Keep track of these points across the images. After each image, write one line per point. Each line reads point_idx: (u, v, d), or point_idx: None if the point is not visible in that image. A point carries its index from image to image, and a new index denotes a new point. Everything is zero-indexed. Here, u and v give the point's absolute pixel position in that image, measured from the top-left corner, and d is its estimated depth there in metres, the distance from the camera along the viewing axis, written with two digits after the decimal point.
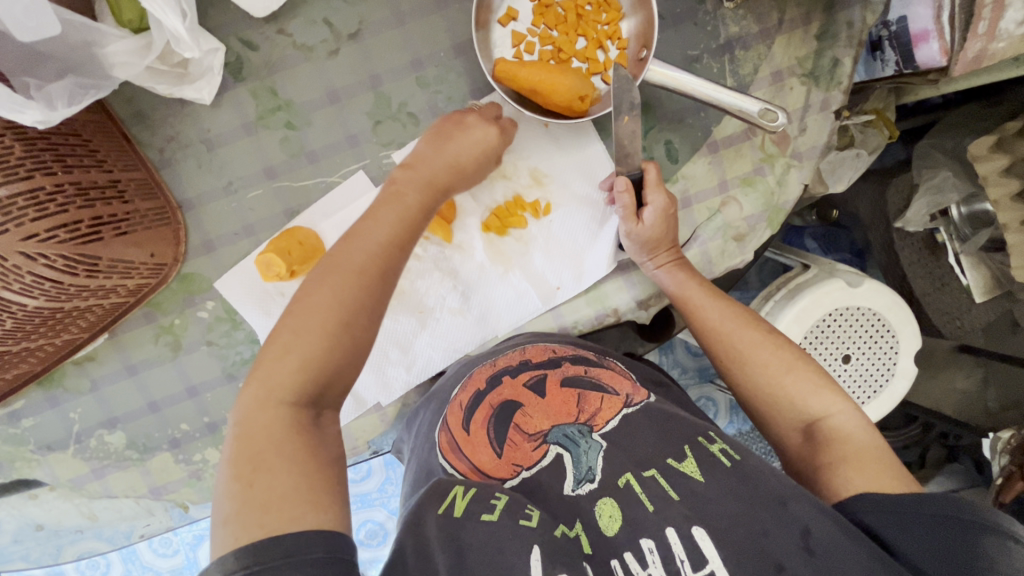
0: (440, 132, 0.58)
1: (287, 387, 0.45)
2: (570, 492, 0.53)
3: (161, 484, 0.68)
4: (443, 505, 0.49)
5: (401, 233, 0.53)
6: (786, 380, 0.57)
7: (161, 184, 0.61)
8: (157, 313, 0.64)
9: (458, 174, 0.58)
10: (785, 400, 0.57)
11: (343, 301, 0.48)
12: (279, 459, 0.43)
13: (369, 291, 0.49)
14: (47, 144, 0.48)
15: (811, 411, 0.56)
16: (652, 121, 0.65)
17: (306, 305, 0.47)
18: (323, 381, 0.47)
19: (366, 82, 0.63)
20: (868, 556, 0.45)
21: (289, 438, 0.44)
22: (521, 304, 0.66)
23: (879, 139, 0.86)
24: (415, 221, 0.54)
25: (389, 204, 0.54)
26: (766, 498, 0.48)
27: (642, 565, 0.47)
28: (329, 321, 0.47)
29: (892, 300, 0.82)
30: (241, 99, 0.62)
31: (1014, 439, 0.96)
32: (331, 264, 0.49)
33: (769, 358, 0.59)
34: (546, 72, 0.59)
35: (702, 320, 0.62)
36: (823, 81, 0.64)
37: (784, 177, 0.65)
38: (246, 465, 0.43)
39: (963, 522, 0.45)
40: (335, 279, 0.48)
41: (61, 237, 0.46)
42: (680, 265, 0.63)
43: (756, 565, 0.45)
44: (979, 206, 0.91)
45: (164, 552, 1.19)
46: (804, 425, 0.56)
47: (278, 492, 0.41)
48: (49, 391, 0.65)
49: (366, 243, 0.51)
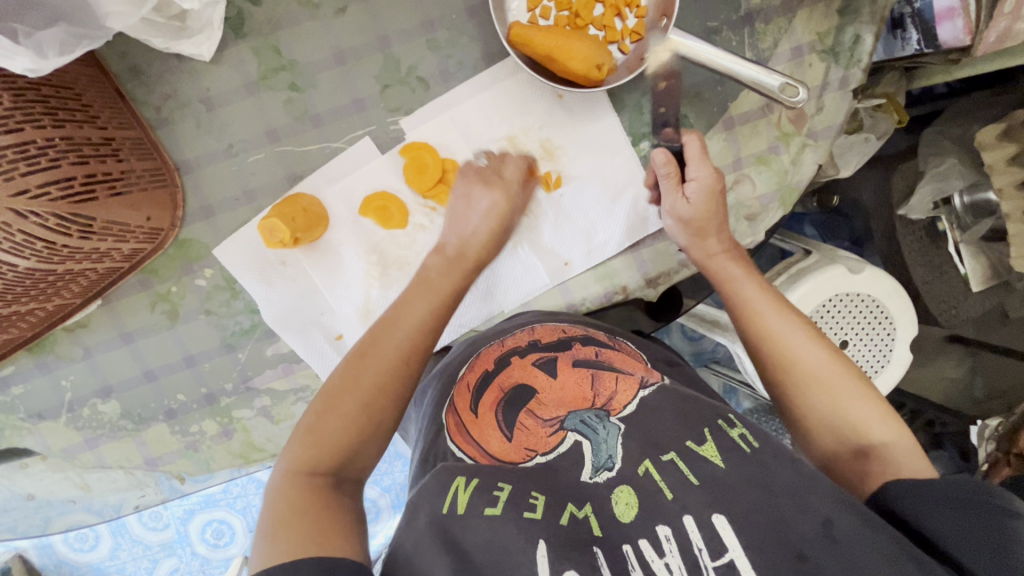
0: (449, 214, 0.62)
1: (312, 460, 0.48)
2: (588, 480, 0.52)
3: (156, 456, 0.67)
4: (446, 503, 0.48)
5: (432, 314, 0.57)
6: (844, 394, 0.54)
7: (157, 145, 0.58)
8: (152, 280, 0.62)
9: (477, 245, 0.60)
10: (839, 412, 0.53)
11: (367, 422, 0.50)
12: (299, 517, 0.43)
13: (392, 376, 0.52)
14: (36, 95, 0.45)
15: (862, 431, 0.53)
16: (668, 94, 0.63)
17: (326, 421, 0.49)
18: (344, 458, 0.49)
19: (375, 44, 0.60)
20: (891, 545, 0.43)
21: (310, 500, 0.45)
22: (528, 279, 0.65)
23: (888, 124, 0.85)
24: (441, 299, 0.57)
25: (417, 292, 0.57)
26: (787, 487, 0.47)
27: (659, 553, 0.46)
28: (351, 400, 0.50)
29: (894, 288, 0.82)
30: (243, 57, 0.59)
31: (1001, 426, 0.98)
32: (349, 394, 0.50)
33: (828, 367, 0.55)
34: (563, 38, 0.57)
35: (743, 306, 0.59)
36: (843, 57, 0.62)
37: (799, 156, 0.64)
38: (275, 522, 0.44)
39: (983, 505, 0.44)
40: (369, 362, 0.52)
41: (53, 194, 0.43)
42: (735, 259, 0.62)
43: (776, 554, 0.44)
44: (982, 196, 0.92)
45: (154, 526, 1.18)
46: (850, 438, 0.53)
47: (294, 541, 0.42)
48: (39, 357, 0.63)
49: (396, 335, 0.54)
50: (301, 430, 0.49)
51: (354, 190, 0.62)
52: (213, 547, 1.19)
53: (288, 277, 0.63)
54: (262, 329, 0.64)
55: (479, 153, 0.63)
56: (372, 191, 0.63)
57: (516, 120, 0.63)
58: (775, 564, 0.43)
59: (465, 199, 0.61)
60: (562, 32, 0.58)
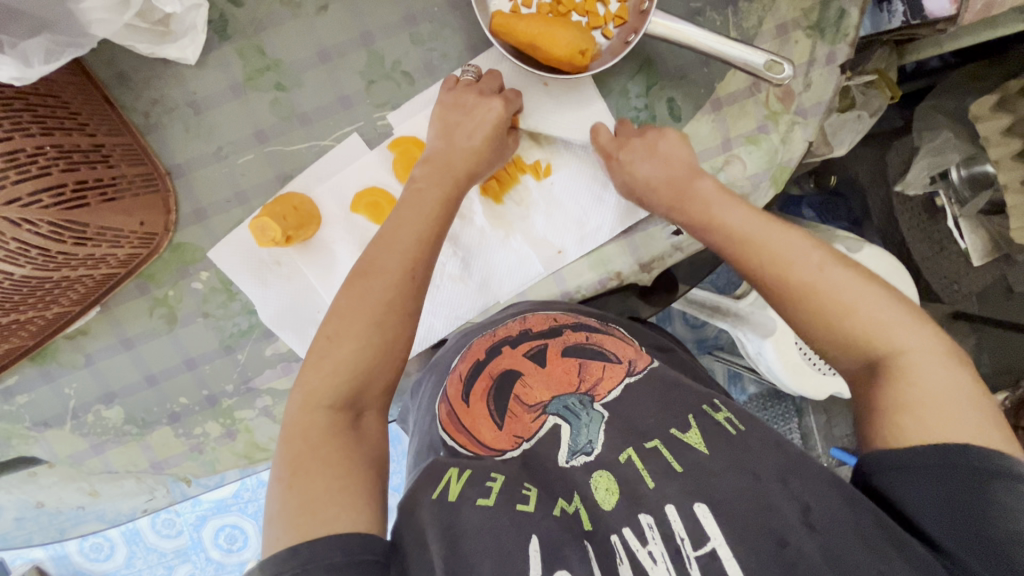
0: (443, 122, 0.59)
1: (327, 394, 0.48)
2: (564, 464, 0.53)
3: (162, 459, 0.67)
4: (438, 489, 0.48)
5: (429, 229, 0.55)
6: (845, 310, 0.48)
7: (149, 151, 0.59)
8: (149, 285, 0.62)
9: (474, 159, 0.59)
10: (843, 331, 0.48)
11: (378, 348, 0.49)
12: (318, 459, 0.45)
13: (400, 294, 0.51)
14: (24, 103, 0.45)
15: (874, 348, 0.47)
16: (654, 78, 0.63)
17: (337, 346, 0.49)
18: (360, 387, 0.49)
19: (358, 40, 0.60)
20: (872, 526, 0.42)
21: (327, 438, 0.46)
22: (523, 269, 0.65)
23: (881, 101, 0.85)
24: (440, 209, 0.56)
25: (409, 206, 0.55)
26: (773, 469, 0.48)
27: (642, 541, 0.46)
28: (362, 322, 0.49)
29: (893, 265, 0.81)
30: (228, 59, 0.59)
31: (1008, 401, 0.96)
32: (357, 318, 0.49)
33: (826, 277, 0.50)
34: (548, 25, 0.57)
35: (725, 228, 0.55)
36: (830, 32, 0.62)
37: (788, 134, 0.63)
38: (293, 467, 0.45)
39: (971, 474, 0.41)
40: (363, 283, 0.51)
41: (45, 202, 0.44)
42: (715, 186, 0.58)
43: (759, 541, 0.44)
44: (979, 168, 0.90)
45: (168, 533, 1.19)
46: (869, 362, 0.48)
47: (313, 494, 0.43)
48: (43, 366, 0.63)
49: (396, 248, 0.53)
50: (309, 364, 0.49)
51: (344, 186, 0.63)
52: (227, 552, 1.20)
53: (283, 277, 0.64)
54: (260, 329, 0.64)
55: (464, 69, 0.61)
56: (363, 187, 0.63)
57: None
58: (762, 551, 0.43)
59: (457, 110, 0.59)
60: (545, 20, 0.57)
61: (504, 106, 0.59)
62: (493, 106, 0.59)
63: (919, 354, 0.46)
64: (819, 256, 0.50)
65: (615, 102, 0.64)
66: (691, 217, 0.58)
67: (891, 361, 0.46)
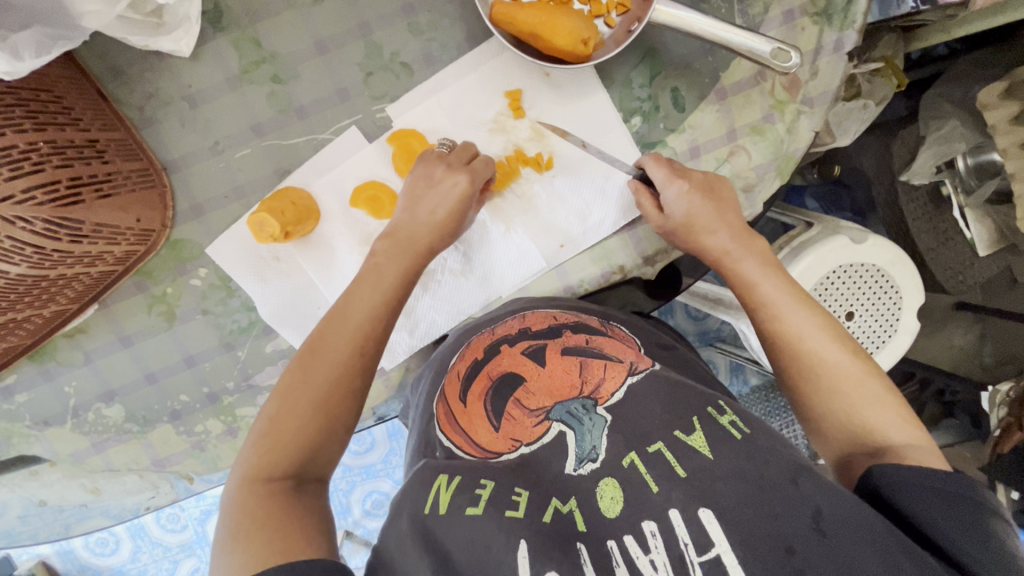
0: (409, 191, 0.59)
1: (266, 465, 0.48)
2: (571, 473, 0.52)
3: (164, 456, 0.67)
4: (428, 501, 0.49)
5: (380, 310, 0.55)
6: (865, 400, 0.51)
7: (144, 147, 0.58)
8: (147, 282, 0.62)
9: (433, 229, 0.58)
10: (855, 415, 0.51)
11: (320, 424, 0.50)
12: (250, 525, 0.44)
13: (347, 371, 0.52)
14: (15, 97, 0.44)
15: (881, 436, 0.50)
16: (657, 67, 0.62)
17: (283, 420, 0.49)
18: (302, 458, 0.49)
19: (356, 31, 0.59)
20: (885, 533, 0.43)
21: (264, 504, 0.45)
22: (524, 263, 0.64)
23: (887, 89, 0.83)
24: (396, 291, 0.57)
25: (364, 285, 0.56)
26: (777, 476, 0.47)
27: (644, 549, 0.46)
28: (308, 401, 0.50)
29: (896, 255, 0.78)
30: (223, 51, 0.58)
31: (1013, 391, 0.94)
32: (304, 396, 0.50)
33: (851, 368, 0.53)
34: (548, 14, 0.55)
35: (761, 297, 0.58)
36: (837, 19, 0.60)
37: (794, 124, 0.62)
38: (233, 534, 0.45)
39: (974, 500, 0.44)
40: (315, 365, 0.52)
41: (39, 199, 0.43)
42: (760, 256, 0.59)
43: (765, 547, 0.43)
44: (985, 157, 0.89)
45: (172, 527, 1.19)
46: (868, 443, 0.51)
47: (251, 554, 0.42)
48: (41, 364, 0.63)
49: (345, 329, 0.54)
50: (258, 434, 0.49)
51: (343, 180, 0.62)
52: None
53: (282, 273, 0.63)
54: (260, 326, 0.64)
55: (441, 141, 0.61)
56: (363, 182, 0.62)
57: (516, 87, 0.62)
58: (764, 556, 0.43)
59: (426, 183, 0.59)
60: (547, 9, 0.56)
61: (470, 177, 0.58)
62: (459, 179, 0.58)
63: (918, 451, 0.49)
64: (853, 346, 0.53)
65: (619, 92, 0.63)
66: (732, 277, 0.60)
67: (892, 450, 0.49)
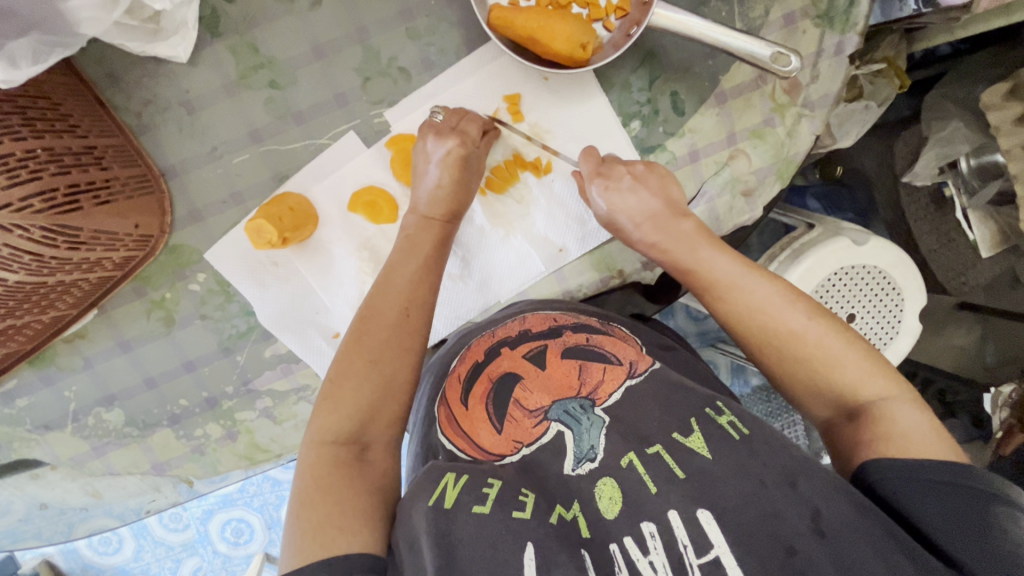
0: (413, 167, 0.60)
1: (331, 429, 0.49)
2: (571, 473, 0.52)
3: (164, 460, 0.67)
4: (434, 496, 0.47)
5: (417, 274, 0.56)
6: (833, 359, 0.50)
7: (142, 152, 0.58)
8: (146, 287, 0.62)
9: (457, 195, 0.59)
10: (826, 378, 0.51)
11: (377, 384, 0.51)
12: (320, 489, 0.46)
13: (393, 333, 0.53)
14: (12, 105, 0.44)
15: (859, 395, 0.50)
16: (657, 71, 0.61)
17: (340, 388, 0.50)
18: (361, 421, 0.50)
19: (353, 36, 0.59)
20: (883, 535, 0.43)
21: (332, 469, 0.47)
22: (523, 267, 0.64)
23: (889, 90, 0.83)
24: (429, 254, 0.57)
25: (403, 254, 0.57)
26: (776, 476, 0.47)
27: (643, 550, 0.46)
28: (362, 363, 0.51)
29: (899, 258, 0.78)
30: (221, 57, 0.58)
31: (1015, 393, 0.94)
32: (356, 358, 0.51)
33: (812, 328, 0.51)
34: (546, 18, 0.55)
35: (708, 273, 0.56)
36: (838, 22, 0.60)
37: (794, 128, 0.62)
38: (303, 498, 0.46)
39: (972, 489, 0.43)
40: (368, 330, 0.53)
41: (37, 207, 0.43)
42: (697, 228, 0.57)
43: (764, 549, 0.43)
44: (988, 158, 0.89)
45: (175, 527, 1.20)
46: (847, 407, 0.51)
47: (317, 518, 0.44)
48: (41, 369, 0.63)
49: (389, 295, 0.55)
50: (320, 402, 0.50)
51: (342, 185, 0.62)
52: (234, 546, 1.21)
53: (281, 278, 0.63)
54: (259, 330, 0.64)
55: (434, 111, 0.60)
56: (362, 186, 0.62)
57: (515, 92, 0.62)
58: (763, 560, 0.43)
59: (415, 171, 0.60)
60: (545, 13, 0.56)
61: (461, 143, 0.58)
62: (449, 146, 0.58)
63: (896, 402, 0.49)
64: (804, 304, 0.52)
65: (619, 95, 0.62)
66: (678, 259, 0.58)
67: (869, 407, 0.49)
